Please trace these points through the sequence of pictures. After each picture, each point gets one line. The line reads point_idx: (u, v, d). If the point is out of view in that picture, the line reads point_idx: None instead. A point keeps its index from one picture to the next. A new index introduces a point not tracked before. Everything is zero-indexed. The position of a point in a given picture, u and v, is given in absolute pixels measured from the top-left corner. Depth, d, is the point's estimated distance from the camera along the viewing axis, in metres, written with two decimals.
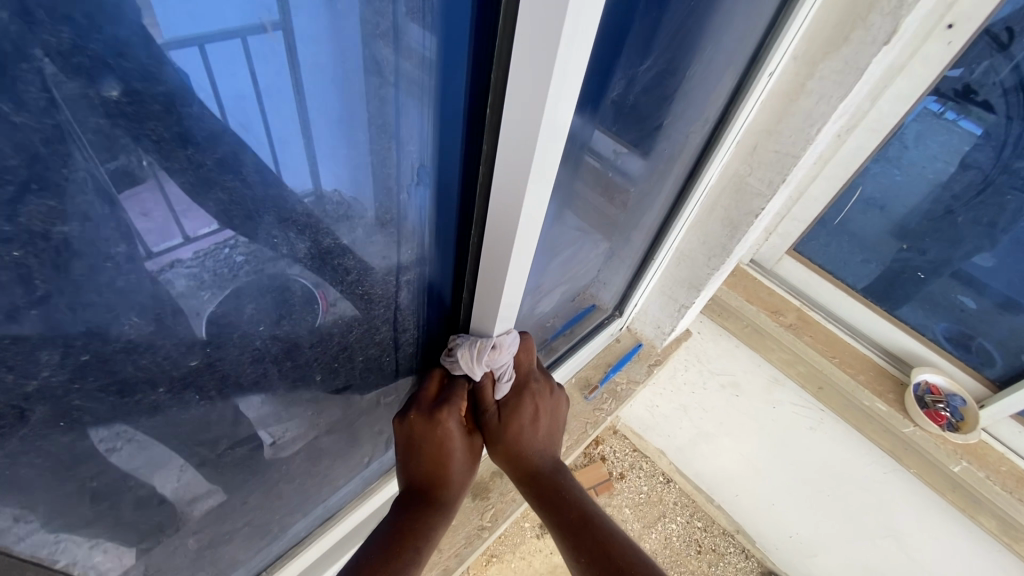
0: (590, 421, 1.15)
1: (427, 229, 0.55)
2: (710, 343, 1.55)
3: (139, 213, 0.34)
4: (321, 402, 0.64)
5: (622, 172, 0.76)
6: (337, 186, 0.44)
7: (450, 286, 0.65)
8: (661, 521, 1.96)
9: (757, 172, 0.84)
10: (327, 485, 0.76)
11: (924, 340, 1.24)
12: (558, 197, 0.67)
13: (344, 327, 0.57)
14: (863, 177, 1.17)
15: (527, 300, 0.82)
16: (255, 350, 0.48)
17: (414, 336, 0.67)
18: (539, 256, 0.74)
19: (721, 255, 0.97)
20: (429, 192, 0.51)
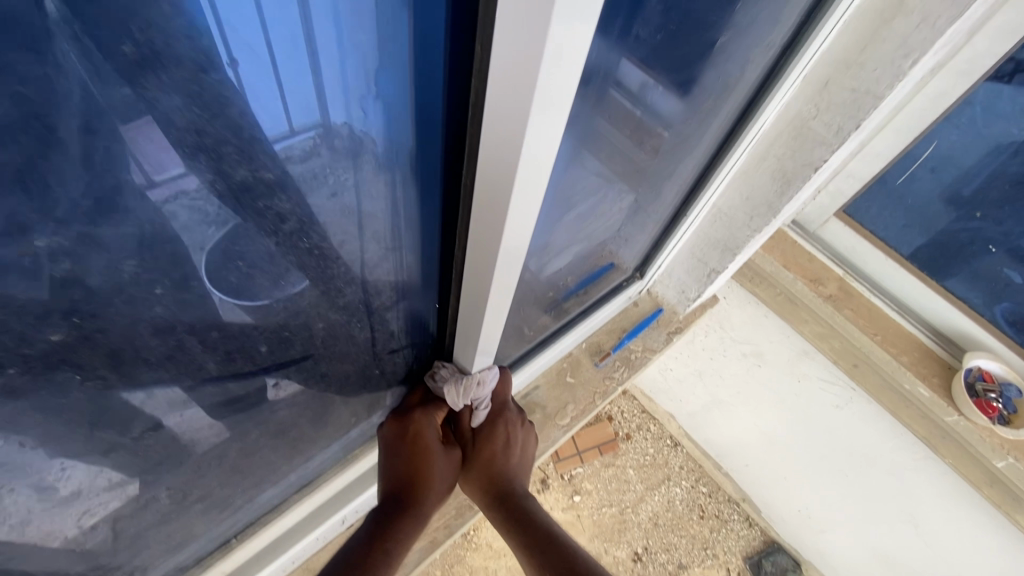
0: (599, 389, 1.06)
1: (404, 161, 0.43)
2: (735, 309, 1.43)
3: (143, 141, 0.29)
4: (276, 374, 0.52)
5: (653, 111, 0.62)
6: (312, 126, 0.35)
7: (433, 239, 0.52)
8: (665, 485, 1.91)
9: (824, 114, 0.69)
10: (299, 456, 0.68)
11: (982, 321, 1.10)
12: (571, 139, 0.52)
13: (288, 288, 0.45)
14: (941, 130, 0.99)
15: (533, 260, 0.70)
16: (156, 322, 0.36)
17: (394, 295, 0.57)
18: (545, 214, 0.60)
19: (765, 214, 0.84)
20: (400, 113, 0.38)
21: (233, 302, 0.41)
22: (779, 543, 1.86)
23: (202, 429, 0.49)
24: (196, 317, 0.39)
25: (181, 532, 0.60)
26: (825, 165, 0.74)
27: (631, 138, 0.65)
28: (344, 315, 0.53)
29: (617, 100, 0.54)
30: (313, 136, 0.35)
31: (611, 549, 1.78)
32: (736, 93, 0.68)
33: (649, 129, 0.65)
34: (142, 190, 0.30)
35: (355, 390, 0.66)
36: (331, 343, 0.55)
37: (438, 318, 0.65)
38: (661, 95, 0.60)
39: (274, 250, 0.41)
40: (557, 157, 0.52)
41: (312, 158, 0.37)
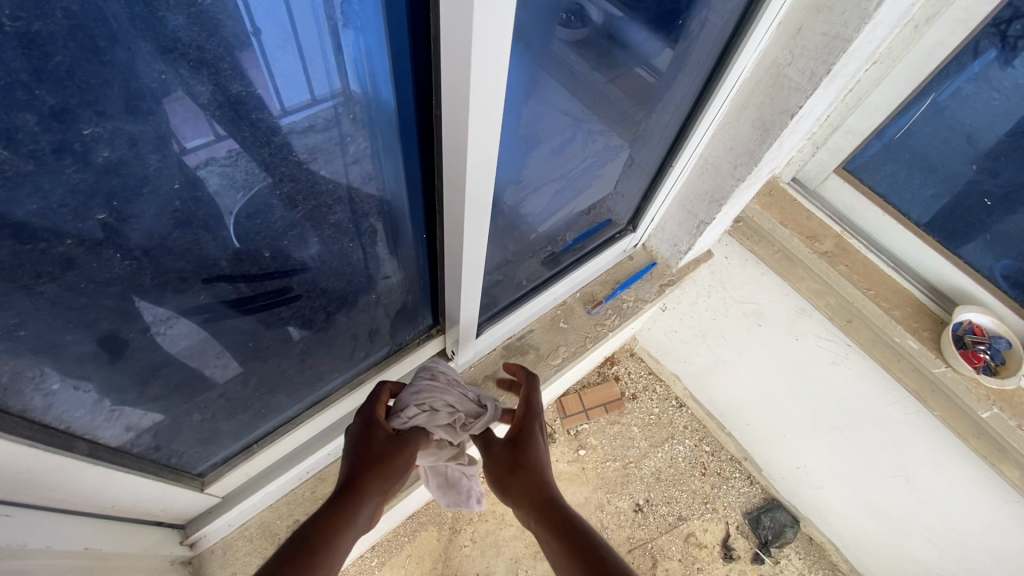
0: (590, 335, 1.12)
1: (380, 112, 0.48)
2: (736, 268, 1.46)
3: (178, 115, 0.37)
4: (284, 286, 0.57)
5: (623, 48, 0.68)
6: (325, 94, 0.43)
7: (419, 187, 0.59)
8: (669, 442, 1.98)
9: (798, 61, 0.72)
10: (313, 377, 0.75)
11: (977, 277, 1.11)
12: (529, 68, 0.58)
13: (292, 228, 0.52)
14: (938, 83, 1.00)
15: (509, 194, 0.76)
16: (184, 232, 0.44)
17: (386, 234, 0.63)
18: (510, 142, 0.65)
19: (747, 163, 0.87)
20: (381, 63, 0.44)
21: (237, 202, 0.45)
22: (779, 501, 1.91)
23: (220, 331, 0.56)
24: (207, 211, 0.44)
25: (209, 432, 0.68)
26: (802, 112, 0.77)
27: (609, 79, 0.73)
28: (337, 238, 0.57)
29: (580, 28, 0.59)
30: (325, 105, 0.44)
31: (614, 499, 1.87)
32: (709, 41, 0.73)
33: (627, 68, 0.73)
34: (178, 156, 0.39)
35: (357, 315, 0.71)
36: (331, 258, 0.59)
37: (428, 257, 0.72)
38: (635, 32, 0.66)
39: (298, 173, 0.48)
40: (513, 91, 0.58)
41: (328, 122, 0.45)
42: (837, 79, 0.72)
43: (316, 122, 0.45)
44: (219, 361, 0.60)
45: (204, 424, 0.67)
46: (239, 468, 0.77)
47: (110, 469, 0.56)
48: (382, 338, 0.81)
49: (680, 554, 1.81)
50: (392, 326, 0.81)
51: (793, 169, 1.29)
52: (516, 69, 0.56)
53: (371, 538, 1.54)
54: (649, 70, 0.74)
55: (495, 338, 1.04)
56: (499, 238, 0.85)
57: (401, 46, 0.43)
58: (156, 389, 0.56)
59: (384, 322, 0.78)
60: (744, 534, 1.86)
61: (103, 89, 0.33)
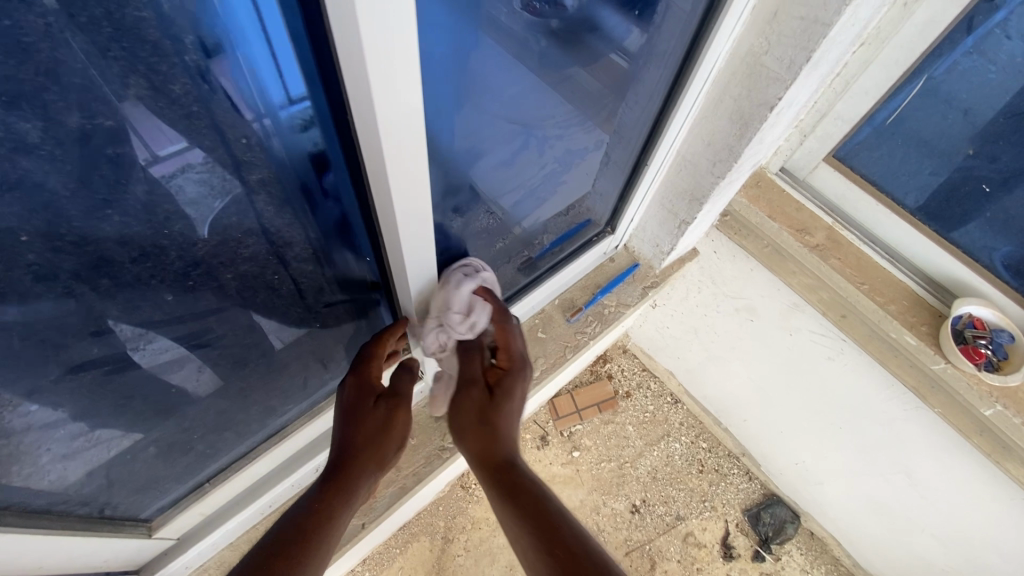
0: (570, 344, 1.07)
1: (311, 125, 0.44)
2: (725, 263, 1.39)
3: (150, 123, 0.37)
4: (198, 322, 0.52)
5: (593, 30, 0.62)
6: (302, 103, 0.42)
7: (359, 210, 0.53)
8: (665, 440, 1.94)
9: (775, 49, 0.66)
10: (257, 407, 0.70)
11: (977, 267, 1.06)
12: (463, 74, 0.51)
13: (195, 262, 0.46)
14: (931, 63, 0.93)
15: (463, 201, 0.71)
16: (53, 281, 0.38)
17: (320, 257, 0.57)
18: (443, 156, 0.58)
19: (727, 160, 0.81)
20: (288, 68, 0.39)
21: (114, 247, 0.40)
22: (779, 496, 1.88)
23: (136, 378, 0.52)
24: (76, 260, 0.38)
25: (145, 479, 0.64)
26: (782, 103, 0.71)
27: (586, 68, 0.68)
28: (254, 266, 0.51)
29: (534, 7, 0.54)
30: (301, 113, 0.42)
31: (610, 501, 1.82)
32: (676, 27, 0.67)
33: (599, 53, 0.67)
34: (144, 167, 0.38)
35: (305, 337, 0.67)
36: (254, 292, 0.54)
37: (378, 278, 0.66)
38: (607, 13, 0.61)
39: (187, 211, 0.43)
40: (446, 101, 0.52)
41: (297, 129, 0.44)
42: (818, 66, 0.66)
43: (287, 128, 0.43)
44: (138, 406, 0.55)
45: (137, 468, 0.62)
46: (190, 509, 0.72)
47: (35, 534, 0.52)
48: (337, 364, 0.76)
49: (679, 555, 1.77)
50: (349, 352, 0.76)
51: (780, 158, 1.23)
52: (442, 78, 0.49)
53: (358, 554, 1.50)
54: (623, 54, 0.69)
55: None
56: (458, 252, 0.79)
57: (303, 51, 0.38)
58: (68, 443, 0.51)
59: (335, 347, 0.73)
60: (744, 532, 1.82)
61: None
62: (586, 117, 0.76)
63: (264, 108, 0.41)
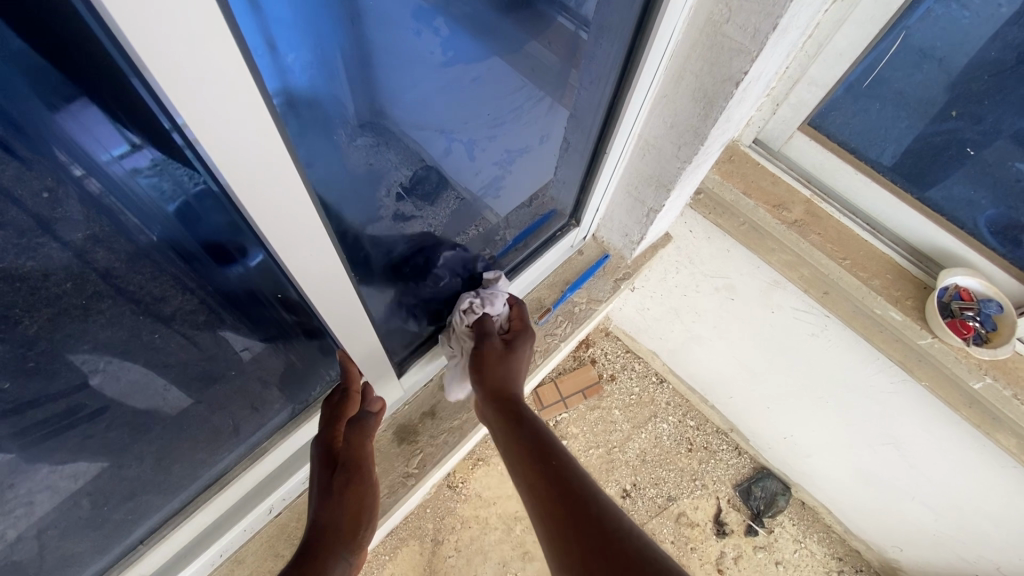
0: (540, 348, 1.00)
1: (189, 154, 0.38)
2: (702, 242, 1.33)
3: (84, 128, 0.36)
4: (113, 366, 0.52)
5: None
6: (174, 130, 0.36)
7: (246, 237, 0.48)
8: (652, 421, 1.90)
9: (737, 15, 0.57)
10: (177, 456, 0.66)
11: (962, 234, 1.01)
12: (327, 62, 0.44)
13: (51, 326, 0.44)
14: (908, 19, 0.87)
15: (384, 199, 0.64)
16: None
17: (202, 296, 0.54)
18: (334, 159, 0.51)
19: (692, 143, 0.73)
20: (135, 87, 0.32)
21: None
22: (769, 469, 1.86)
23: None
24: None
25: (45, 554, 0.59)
26: (748, 78, 0.63)
27: (530, 33, 0.61)
28: (117, 328, 0.49)
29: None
30: (179, 141, 0.37)
31: (600, 487, 1.78)
32: None
33: (541, 17, 0.60)
34: (78, 179, 0.39)
35: (224, 365, 0.63)
36: (132, 356, 0.53)
37: (290, 304, 0.60)
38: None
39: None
40: (313, 98, 0.44)
41: (178, 154, 0.38)
42: (786, 33, 0.58)
43: (172, 153, 0.39)
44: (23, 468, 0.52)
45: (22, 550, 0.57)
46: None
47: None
48: (271, 402, 0.72)
49: (672, 536, 1.75)
50: (283, 390, 0.73)
51: (753, 129, 1.16)
52: (295, 76, 0.41)
53: None
54: (572, 17, 0.62)
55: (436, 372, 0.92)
56: (389, 262, 0.73)
57: (121, 58, 0.30)
58: None
59: (257, 380, 0.69)
60: (736, 507, 1.80)
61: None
62: (540, 97, 0.70)
63: (135, 119, 0.36)
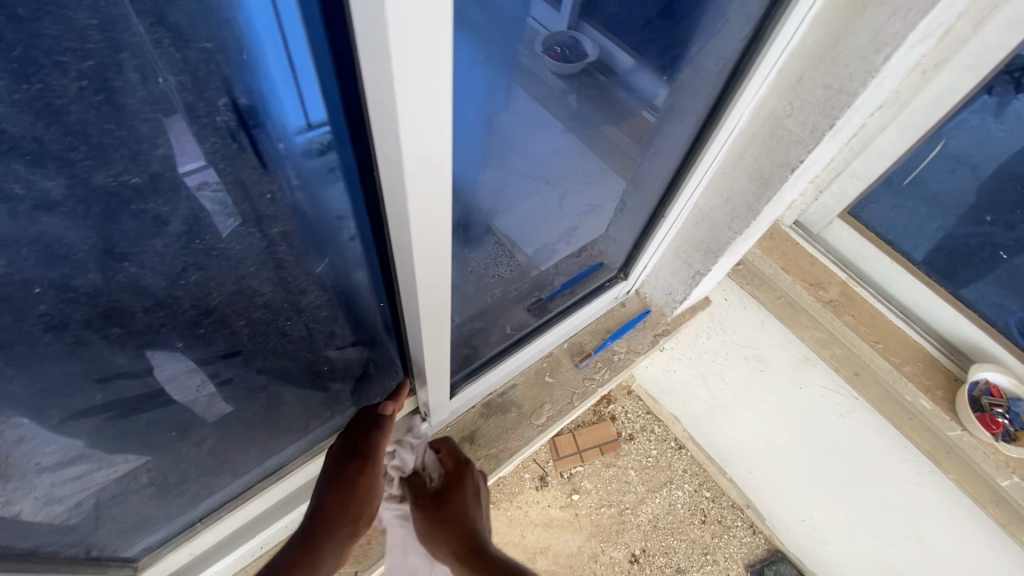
0: (577, 391, 1.05)
1: (324, 150, 0.42)
2: (737, 310, 1.38)
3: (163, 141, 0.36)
4: (246, 353, 0.56)
5: (624, 84, 0.67)
6: (322, 125, 0.40)
7: (372, 241, 0.53)
8: (667, 487, 1.87)
9: (799, 113, 0.66)
10: (257, 447, 0.70)
11: (992, 330, 1.05)
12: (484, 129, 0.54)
13: (228, 294, 0.48)
14: (948, 130, 0.95)
15: (482, 245, 0.74)
16: (48, 319, 0.38)
17: (329, 302, 0.60)
18: (467, 203, 0.61)
19: (745, 217, 0.81)
20: (308, 88, 0.37)
21: (128, 298, 0.41)
22: (783, 553, 1.81)
23: (124, 409, 0.50)
24: (86, 312, 0.40)
25: (135, 518, 0.63)
26: (802, 166, 0.71)
27: (609, 118, 0.72)
28: (269, 314, 0.54)
29: (573, 58, 0.59)
30: (323, 136, 0.41)
31: (609, 549, 1.75)
32: (702, 87, 0.69)
33: (625, 108, 0.72)
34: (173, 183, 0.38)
35: (324, 362, 0.67)
36: (265, 338, 0.57)
37: (390, 315, 0.66)
38: (636, 69, 0.66)
39: (206, 262, 0.44)
40: (470, 156, 0.54)
41: (316, 150, 0.42)
42: (842, 133, 0.66)
43: (306, 150, 0.42)
44: (141, 453, 0.57)
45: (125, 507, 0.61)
46: (177, 551, 0.70)
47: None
48: (342, 407, 0.77)
49: None
50: (353, 397, 0.77)
51: (795, 212, 1.24)
52: (465, 137, 0.51)
53: None
54: (648, 108, 0.72)
55: (463, 407, 0.97)
56: (469, 295, 0.81)
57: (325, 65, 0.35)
58: (66, 482, 0.52)
59: (339, 388, 0.74)
60: None
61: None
62: (607, 170, 0.81)
63: (288, 123, 0.39)
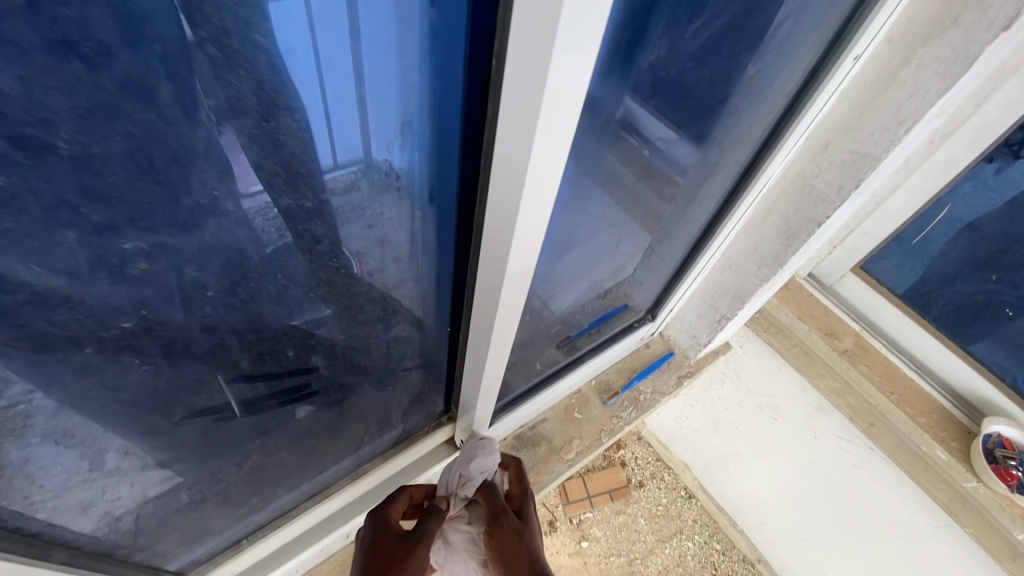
0: (606, 429, 1.08)
1: (385, 178, 0.44)
2: (752, 360, 1.44)
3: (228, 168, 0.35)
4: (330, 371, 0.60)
5: (657, 147, 0.66)
6: (388, 155, 0.42)
7: (452, 268, 0.58)
8: (677, 540, 1.37)
9: (826, 174, 0.73)
10: (312, 464, 0.73)
11: (1004, 387, 1.11)
12: (571, 198, 0.63)
13: (335, 310, 0.53)
14: (953, 195, 1.03)
15: (541, 294, 0.79)
16: (205, 320, 0.42)
17: (412, 327, 0.64)
18: (548, 259, 0.71)
19: (772, 265, 0.87)
20: (379, 120, 0.39)
21: (267, 306, 0.46)
22: None
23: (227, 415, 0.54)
24: (236, 317, 0.45)
25: (197, 527, 0.65)
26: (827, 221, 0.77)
27: (640, 178, 0.72)
28: (362, 331, 0.58)
29: (623, 138, 0.61)
30: (389, 161, 0.43)
31: None
32: (738, 150, 0.74)
33: (657, 171, 0.71)
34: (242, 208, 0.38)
35: (390, 385, 0.71)
36: (353, 354, 0.61)
37: (451, 340, 0.70)
38: (670, 133, 0.64)
39: (330, 278, 0.49)
40: (557, 222, 0.64)
41: (384, 180, 0.44)
42: (865, 192, 0.73)
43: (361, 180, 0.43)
44: (223, 462, 0.59)
45: (192, 516, 0.63)
46: (223, 568, 0.72)
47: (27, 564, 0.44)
48: (391, 428, 0.80)
49: None
50: (405, 414, 0.81)
51: (809, 265, 1.32)
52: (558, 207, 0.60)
53: None
54: (676, 167, 0.72)
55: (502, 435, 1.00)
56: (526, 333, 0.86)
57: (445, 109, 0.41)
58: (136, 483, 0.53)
59: (394, 410, 0.77)
60: None
61: (169, 166, 0.33)
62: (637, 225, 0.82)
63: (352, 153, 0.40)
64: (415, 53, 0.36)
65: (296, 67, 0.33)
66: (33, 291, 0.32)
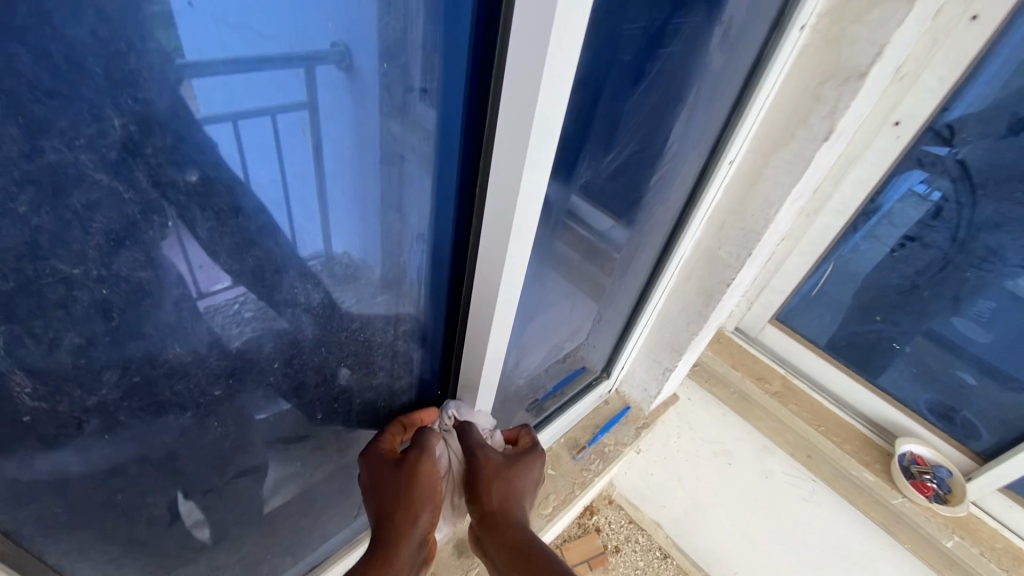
0: (578, 482, 1.17)
1: (343, 264, 0.52)
2: (700, 409, 1.57)
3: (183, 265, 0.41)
4: (343, 434, 0.70)
5: (589, 227, 0.81)
6: (345, 248, 0.51)
7: (443, 335, 0.72)
8: None
9: (727, 246, 0.94)
10: (320, 529, 0.79)
11: (908, 410, 1.30)
12: (535, 275, 0.80)
13: (357, 382, 0.65)
14: (836, 253, 1.27)
15: (510, 358, 0.91)
16: (269, 386, 0.54)
17: (411, 394, 0.76)
18: (521, 325, 0.86)
19: (698, 321, 1.05)
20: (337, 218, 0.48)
21: (311, 375, 0.58)
22: None
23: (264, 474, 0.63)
24: (289, 385, 0.56)
25: None
26: (734, 283, 0.97)
27: (581, 254, 0.87)
28: (376, 396, 0.69)
29: (571, 229, 0.79)
30: (345, 253, 0.51)
31: None
32: (659, 231, 0.94)
33: (596, 249, 0.88)
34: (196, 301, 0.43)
35: None
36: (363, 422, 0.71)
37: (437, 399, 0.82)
38: (593, 213, 0.79)
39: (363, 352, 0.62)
40: (526, 294, 0.81)
41: (351, 269, 0.53)
42: (757, 259, 0.94)
43: (333, 267, 0.51)
44: (252, 524, 0.66)
45: None
46: None
47: None
48: None
49: None
50: None
51: (736, 319, 1.53)
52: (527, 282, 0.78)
53: None
54: (608, 242, 0.88)
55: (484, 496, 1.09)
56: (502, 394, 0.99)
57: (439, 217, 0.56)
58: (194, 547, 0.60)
59: None
60: None
61: (269, 269, 0.46)
62: (581, 296, 0.97)
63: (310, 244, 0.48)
64: (367, 166, 0.46)
65: (262, 183, 0.40)
66: (171, 366, 0.44)
